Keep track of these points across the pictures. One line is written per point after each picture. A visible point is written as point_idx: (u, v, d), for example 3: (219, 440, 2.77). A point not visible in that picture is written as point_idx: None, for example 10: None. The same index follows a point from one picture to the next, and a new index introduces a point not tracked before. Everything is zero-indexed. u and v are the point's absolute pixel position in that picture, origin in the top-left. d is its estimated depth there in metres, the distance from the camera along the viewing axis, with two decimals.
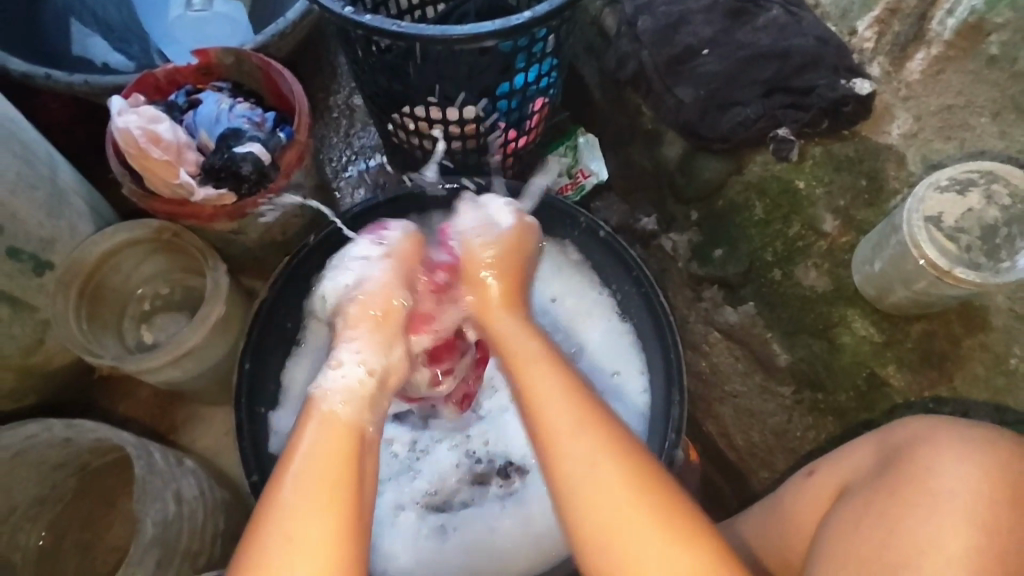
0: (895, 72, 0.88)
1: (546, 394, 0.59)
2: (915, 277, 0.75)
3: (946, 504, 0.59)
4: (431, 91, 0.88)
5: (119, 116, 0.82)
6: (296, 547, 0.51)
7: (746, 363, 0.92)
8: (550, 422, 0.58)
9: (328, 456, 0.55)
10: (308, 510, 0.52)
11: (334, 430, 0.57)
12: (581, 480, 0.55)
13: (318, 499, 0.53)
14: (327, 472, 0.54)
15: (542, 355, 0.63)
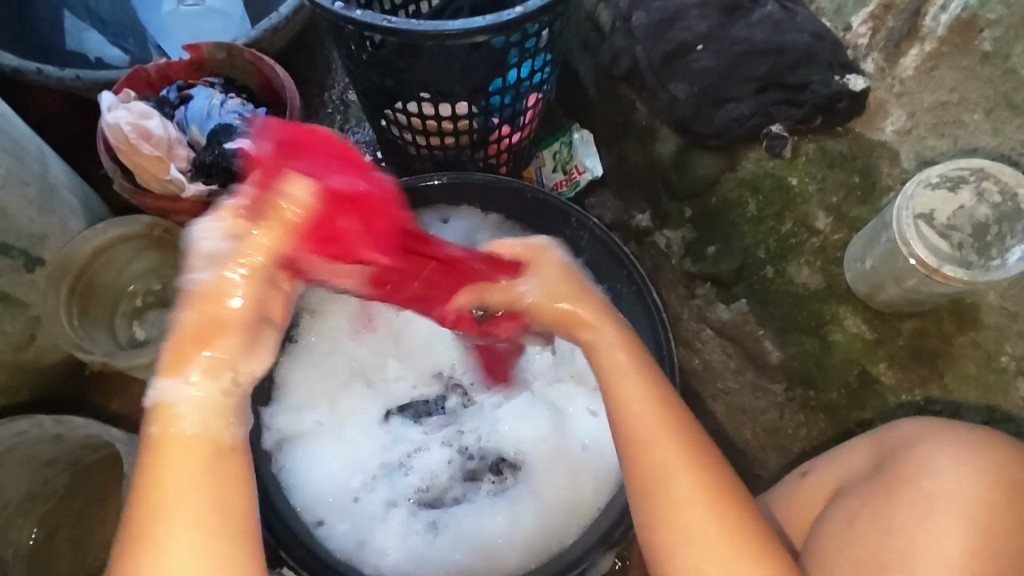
0: (889, 68, 0.88)
1: (634, 412, 0.60)
2: (907, 275, 0.75)
3: (941, 508, 0.59)
4: (424, 87, 0.88)
5: (109, 112, 0.82)
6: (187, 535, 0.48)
7: (738, 359, 0.93)
8: (642, 434, 0.59)
9: (181, 467, 0.50)
10: (188, 512, 0.49)
11: (180, 436, 0.51)
12: (671, 498, 0.57)
13: (189, 514, 0.49)
14: (191, 484, 0.49)
15: (629, 367, 0.62)
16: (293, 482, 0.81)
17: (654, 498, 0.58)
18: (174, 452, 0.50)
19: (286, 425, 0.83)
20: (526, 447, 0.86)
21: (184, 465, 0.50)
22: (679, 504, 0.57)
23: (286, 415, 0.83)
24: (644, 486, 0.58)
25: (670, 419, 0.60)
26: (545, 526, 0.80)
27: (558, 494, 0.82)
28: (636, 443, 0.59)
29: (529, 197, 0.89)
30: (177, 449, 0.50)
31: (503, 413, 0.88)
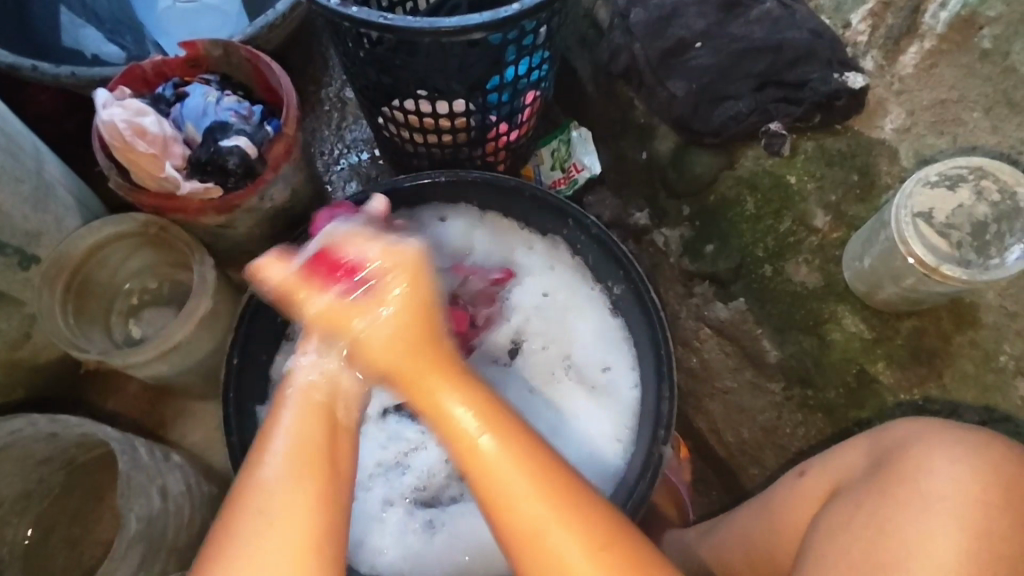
0: (888, 66, 0.88)
1: (493, 471, 0.54)
2: (905, 274, 0.74)
3: (938, 507, 0.59)
4: (421, 84, 0.87)
5: (103, 110, 0.82)
6: (288, 521, 0.52)
7: (737, 359, 0.91)
8: (458, 438, 0.56)
9: (303, 445, 0.55)
10: (284, 496, 0.52)
11: (309, 412, 0.58)
12: (554, 566, 0.52)
13: (293, 492, 0.53)
14: (300, 469, 0.54)
15: (504, 437, 0.56)
16: None
17: (538, 568, 0.53)
18: (321, 424, 0.57)
19: None
20: None
21: (321, 433, 0.56)
22: (509, 517, 0.54)
23: None
24: (529, 558, 0.53)
25: (488, 415, 0.56)
26: None
27: None
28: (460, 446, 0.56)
29: (527, 193, 0.89)
30: (317, 419, 0.57)
31: None
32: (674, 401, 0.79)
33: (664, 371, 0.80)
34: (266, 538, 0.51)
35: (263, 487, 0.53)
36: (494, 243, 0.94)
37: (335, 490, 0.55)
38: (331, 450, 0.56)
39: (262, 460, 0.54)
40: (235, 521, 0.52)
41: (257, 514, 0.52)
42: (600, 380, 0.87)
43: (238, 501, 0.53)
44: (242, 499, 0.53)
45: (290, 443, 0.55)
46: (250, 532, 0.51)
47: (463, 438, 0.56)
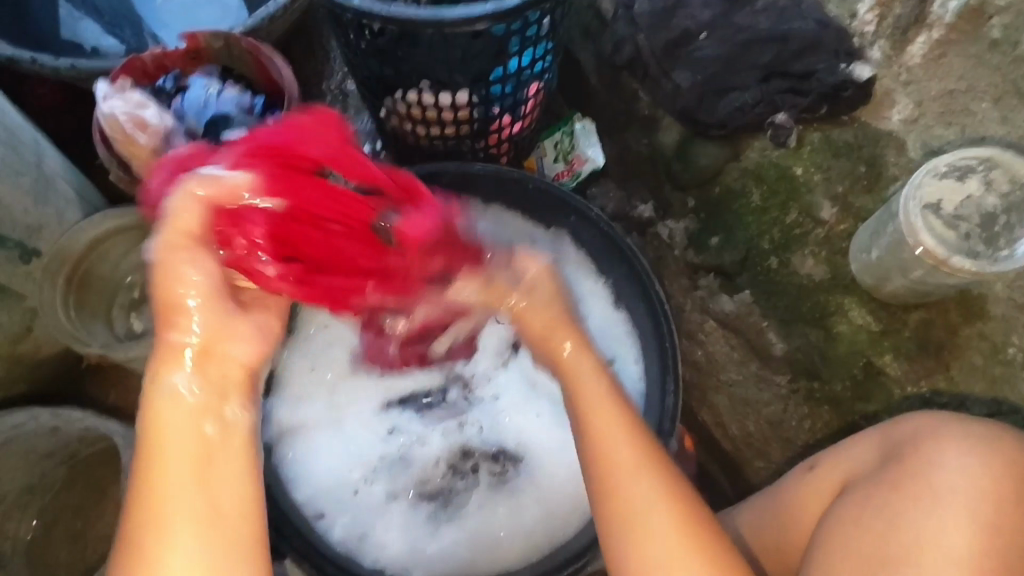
0: (895, 56, 0.87)
1: (609, 439, 0.58)
2: (913, 265, 0.74)
3: (951, 499, 0.58)
4: (424, 75, 0.86)
5: (105, 102, 0.81)
6: (189, 555, 0.45)
7: (742, 351, 0.91)
8: (617, 463, 0.57)
9: (178, 468, 0.46)
10: (176, 526, 0.45)
11: (174, 415, 0.47)
12: (632, 501, 0.56)
13: (187, 523, 0.45)
14: (186, 496, 0.46)
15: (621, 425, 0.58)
16: (294, 474, 0.82)
17: (610, 501, 0.56)
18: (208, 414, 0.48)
19: (286, 418, 0.84)
20: (529, 437, 0.86)
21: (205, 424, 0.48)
22: (659, 548, 0.54)
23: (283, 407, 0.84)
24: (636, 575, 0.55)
25: (647, 451, 0.58)
26: (546, 517, 0.81)
27: (562, 487, 0.83)
28: (608, 467, 0.57)
29: (531, 186, 0.88)
30: (197, 412, 0.48)
31: (506, 404, 0.88)
32: (678, 394, 0.79)
33: (669, 363, 0.80)
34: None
35: (160, 527, 0.45)
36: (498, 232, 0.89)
37: (226, 521, 0.46)
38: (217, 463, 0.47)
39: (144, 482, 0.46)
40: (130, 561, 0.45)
41: (147, 553, 0.45)
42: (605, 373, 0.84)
43: (126, 538, 0.45)
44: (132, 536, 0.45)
45: (172, 474, 0.46)
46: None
47: (603, 432, 0.58)
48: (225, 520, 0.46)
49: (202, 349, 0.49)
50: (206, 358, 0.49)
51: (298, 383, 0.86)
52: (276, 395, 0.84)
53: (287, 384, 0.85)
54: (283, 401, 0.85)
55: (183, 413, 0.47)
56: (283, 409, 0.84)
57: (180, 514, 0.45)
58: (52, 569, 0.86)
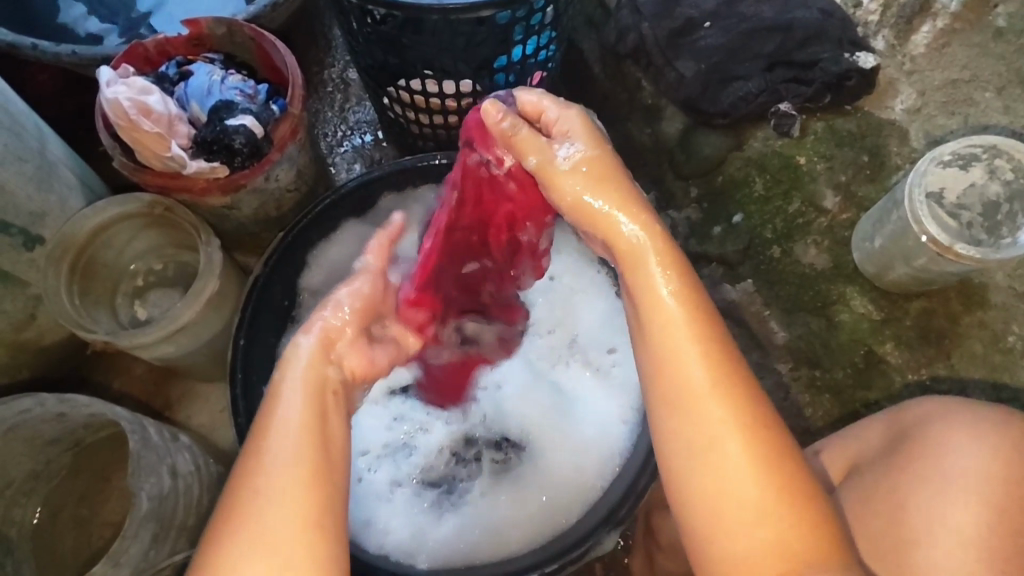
0: (900, 45, 0.87)
1: (679, 353, 0.53)
2: (917, 253, 0.74)
3: (959, 484, 0.58)
4: (428, 63, 0.86)
5: (108, 88, 0.81)
6: (292, 500, 0.51)
7: (743, 341, 0.86)
8: (691, 384, 0.52)
9: (304, 425, 0.55)
10: (287, 474, 0.52)
11: (309, 380, 0.58)
12: (684, 390, 0.53)
13: (294, 472, 0.52)
14: (304, 441, 0.54)
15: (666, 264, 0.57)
16: None
17: (671, 391, 0.53)
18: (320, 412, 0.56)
19: None
20: (531, 426, 0.88)
21: (312, 413, 0.56)
22: (733, 499, 0.50)
23: None
24: (713, 531, 0.51)
25: (725, 373, 0.52)
26: (549, 505, 0.82)
27: (563, 474, 0.83)
28: (683, 394, 0.53)
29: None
30: (315, 400, 0.57)
31: (510, 392, 0.89)
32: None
33: None
34: (263, 516, 0.50)
35: (267, 466, 0.52)
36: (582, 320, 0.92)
37: (328, 478, 0.53)
38: (324, 442, 0.55)
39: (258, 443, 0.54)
40: (240, 485, 0.52)
41: (252, 498, 0.51)
42: (607, 364, 0.89)
43: (240, 477, 0.53)
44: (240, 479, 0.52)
45: (294, 429, 0.54)
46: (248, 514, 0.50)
47: (671, 344, 0.54)
48: (332, 475, 0.54)
49: (325, 337, 0.61)
50: (327, 346, 0.61)
51: None
52: None
53: None
54: None
55: (308, 367, 0.58)
56: None
57: (293, 460, 0.53)
58: (57, 554, 0.86)
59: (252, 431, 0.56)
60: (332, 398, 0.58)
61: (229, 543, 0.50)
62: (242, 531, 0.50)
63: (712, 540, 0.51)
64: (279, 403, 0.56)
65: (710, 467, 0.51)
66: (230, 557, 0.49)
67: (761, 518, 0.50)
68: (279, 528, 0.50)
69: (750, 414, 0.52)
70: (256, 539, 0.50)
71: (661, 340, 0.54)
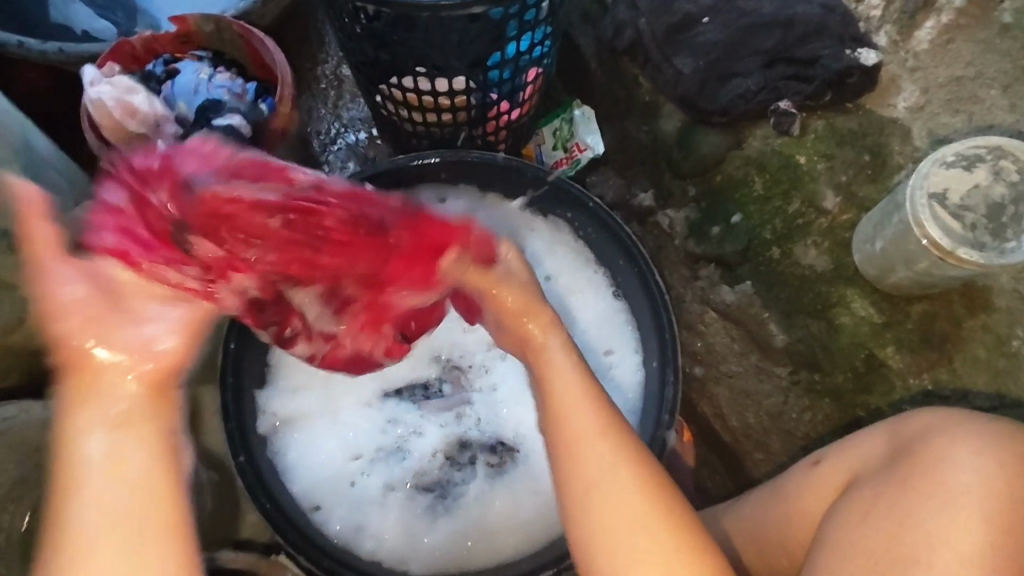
0: (902, 41, 0.85)
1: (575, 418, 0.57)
2: (919, 257, 0.72)
3: (962, 499, 0.57)
4: (420, 61, 0.84)
5: (92, 88, 0.79)
6: (108, 539, 0.47)
7: (743, 343, 0.89)
8: (575, 426, 0.57)
9: (125, 462, 0.49)
10: (112, 500, 0.48)
11: (101, 398, 0.51)
12: (587, 473, 0.56)
13: (125, 512, 0.48)
14: (118, 479, 0.49)
15: (561, 345, 0.61)
16: (291, 467, 0.82)
17: (572, 475, 0.56)
18: (149, 422, 0.51)
19: (280, 409, 0.84)
20: (527, 431, 0.85)
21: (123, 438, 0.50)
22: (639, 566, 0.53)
23: (276, 394, 0.84)
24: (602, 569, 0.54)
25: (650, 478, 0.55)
26: (542, 512, 0.81)
27: None
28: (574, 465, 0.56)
29: (528, 173, 0.94)
30: (144, 417, 0.51)
31: (506, 395, 0.87)
32: (679, 384, 0.83)
33: (669, 354, 0.84)
34: (93, 552, 0.47)
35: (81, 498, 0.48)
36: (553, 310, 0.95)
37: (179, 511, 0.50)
38: (146, 482, 0.49)
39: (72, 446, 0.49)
40: (63, 507, 0.48)
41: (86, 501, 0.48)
42: (603, 364, 0.92)
43: (61, 532, 0.48)
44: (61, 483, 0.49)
45: (111, 446, 0.50)
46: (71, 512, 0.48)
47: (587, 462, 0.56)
48: (142, 491, 0.49)
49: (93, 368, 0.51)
50: (107, 377, 0.51)
51: (294, 372, 0.85)
52: (269, 386, 0.84)
53: (279, 372, 0.85)
54: (277, 390, 0.84)
55: (116, 408, 0.51)
56: (277, 400, 0.84)
57: (118, 491, 0.48)
58: None
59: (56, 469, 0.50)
60: (142, 415, 0.51)
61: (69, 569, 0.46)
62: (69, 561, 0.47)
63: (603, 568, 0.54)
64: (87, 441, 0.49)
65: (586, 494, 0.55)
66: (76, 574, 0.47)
67: (659, 557, 0.54)
68: (109, 517, 0.48)
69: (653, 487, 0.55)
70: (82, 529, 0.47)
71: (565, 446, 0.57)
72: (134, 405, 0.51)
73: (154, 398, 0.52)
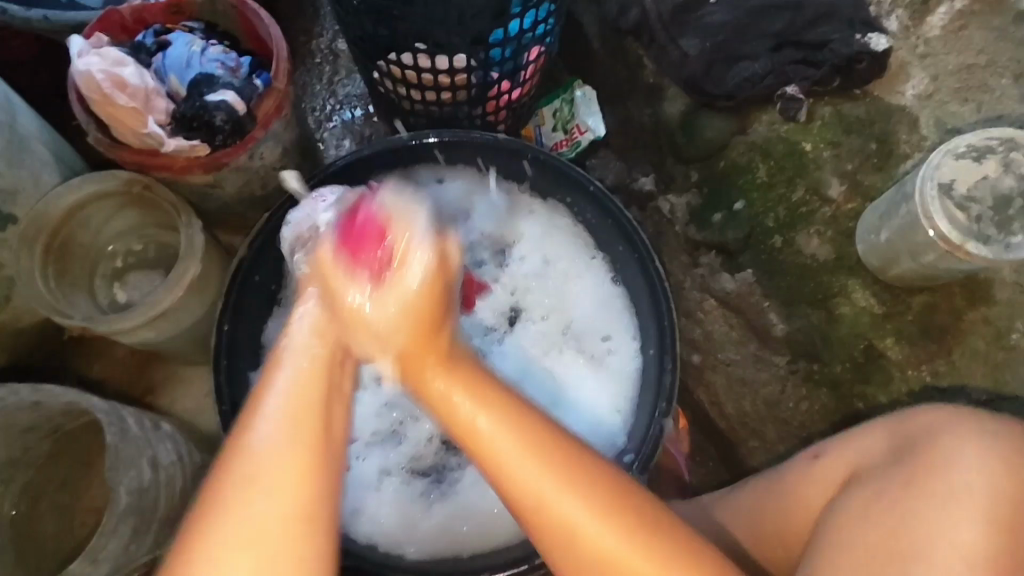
0: (914, 27, 0.84)
1: (494, 414, 0.53)
2: (924, 249, 0.71)
3: (966, 497, 0.57)
4: (421, 37, 0.82)
5: (80, 59, 0.76)
6: (268, 499, 0.46)
7: (741, 331, 0.89)
8: (489, 438, 0.53)
9: (291, 430, 0.49)
10: (277, 462, 0.48)
11: (306, 350, 0.53)
12: (516, 482, 0.53)
13: (289, 464, 0.48)
14: (286, 464, 0.48)
15: (469, 369, 0.55)
16: None
17: (530, 499, 0.53)
18: (323, 393, 0.52)
19: None
20: None
21: (316, 410, 0.51)
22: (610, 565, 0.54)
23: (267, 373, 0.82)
24: (564, 555, 0.55)
25: (573, 466, 0.53)
26: None
27: None
28: (488, 451, 0.53)
29: (529, 159, 0.93)
30: (321, 375, 0.52)
31: None
32: (677, 374, 0.83)
33: (669, 336, 0.83)
34: (246, 519, 0.46)
35: (258, 448, 0.48)
36: (556, 292, 0.96)
37: (330, 455, 0.50)
38: (321, 439, 0.50)
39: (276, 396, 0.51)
40: (228, 464, 0.48)
41: (247, 468, 0.47)
42: (602, 351, 0.92)
43: (227, 464, 0.48)
44: (231, 459, 0.48)
45: (282, 421, 0.49)
46: (232, 504, 0.46)
47: (491, 440, 0.53)
48: (283, 465, 0.48)
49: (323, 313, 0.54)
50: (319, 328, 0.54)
51: None
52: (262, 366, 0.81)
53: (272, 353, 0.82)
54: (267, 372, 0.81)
55: (310, 358, 0.53)
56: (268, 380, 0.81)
57: (289, 443, 0.49)
58: (36, 543, 0.85)
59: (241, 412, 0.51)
60: (328, 378, 0.52)
61: (202, 541, 0.45)
62: (215, 526, 0.46)
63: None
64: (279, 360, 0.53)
65: (528, 492, 0.53)
66: (205, 545, 0.45)
67: (627, 557, 0.53)
68: (274, 502, 0.46)
69: (596, 481, 0.54)
70: (250, 539, 0.45)
71: (495, 458, 0.53)
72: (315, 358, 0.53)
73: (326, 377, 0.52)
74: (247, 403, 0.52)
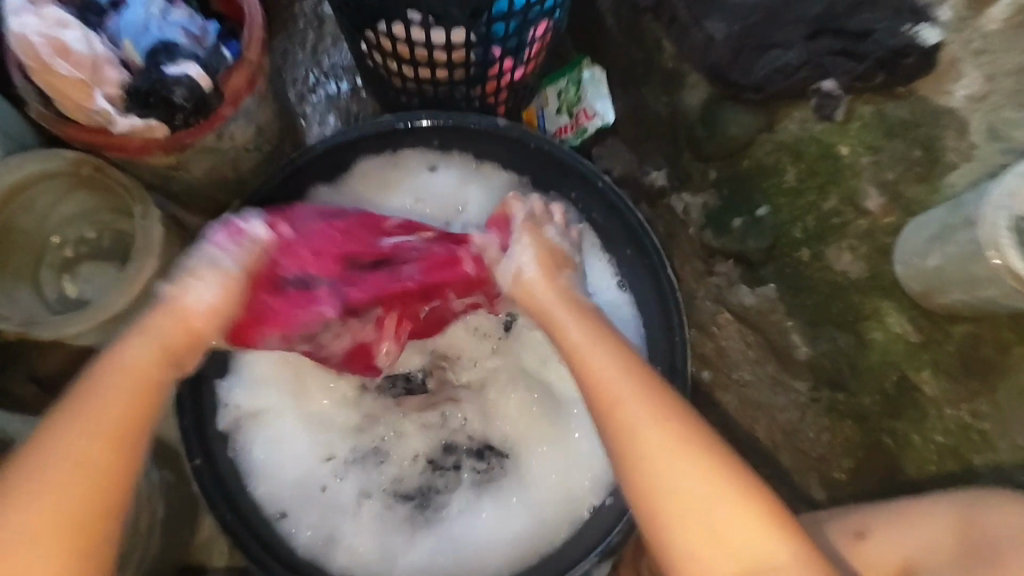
0: (972, 17, 0.72)
1: (601, 368, 0.60)
2: (986, 283, 0.60)
3: None
4: (414, 3, 0.73)
5: (12, 16, 0.64)
6: (21, 533, 0.50)
7: (759, 351, 0.81)
8: (613, 390, 0.58)
9: (67, 466, 0.52)
10: (58, 497, 0.51)
11: (123, 382, 0.56)
12: (638, 440, 0.57)
13: (44, 519, 0.50)
14: (74, 479, 0.52)
15: (591, 338, 0.62)
16: (254, 469, 0.75)
17: (637, 480, 0.56)
18: (102, 470, 0.53)
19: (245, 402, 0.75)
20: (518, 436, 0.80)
21: (84, 457, 0.53)
22: (697, 515, 0.54)
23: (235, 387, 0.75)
24: (672, 527, 0.54)
25: (680, 426, 0.57)
26: (531, 529, 0.76)
27: (550, 493, 0.77)
28: (603, 403, 0.59)
29: (530, 146, 0.85)
30: (106, 432, 0.54)
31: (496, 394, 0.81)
32: (685, 398, 0.79)
33: (677, 352, 0.80)
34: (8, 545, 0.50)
35: (48, 463, 0.52)
36: None
37: (110, 505, 0.53)
38: (99, 496, 0.52)
39: (92, 395, 0.55)
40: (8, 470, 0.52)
41: (25, 478, 0.51)
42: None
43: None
44: None
45: (63, 446, 0.53)
46: None
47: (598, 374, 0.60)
48: (70, 523, 0.51)
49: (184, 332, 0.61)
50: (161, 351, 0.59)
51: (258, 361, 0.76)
52: (233, 375, 0.75)
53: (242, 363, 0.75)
54: (243, 382, 0.75)
55: (125, 385, 0.56)
56: (243, 392, 0.75)
57: (59, 487, 0.51)
58: None
59: (47, 422, 0.54)
60: (110, 450, 0.54)
61: None
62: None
63: (671, 539, 0.54)
64: (96, 392, 0.55)
65: (645, 458, 0.56)
66: None
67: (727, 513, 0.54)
68: (37, 521, 0.50)
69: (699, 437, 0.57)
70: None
71: (616, 410, 0.58)
72: (125, 387, 0.56)
73: (114, 441, 0.54)
74: (45, 418, 0.55)
